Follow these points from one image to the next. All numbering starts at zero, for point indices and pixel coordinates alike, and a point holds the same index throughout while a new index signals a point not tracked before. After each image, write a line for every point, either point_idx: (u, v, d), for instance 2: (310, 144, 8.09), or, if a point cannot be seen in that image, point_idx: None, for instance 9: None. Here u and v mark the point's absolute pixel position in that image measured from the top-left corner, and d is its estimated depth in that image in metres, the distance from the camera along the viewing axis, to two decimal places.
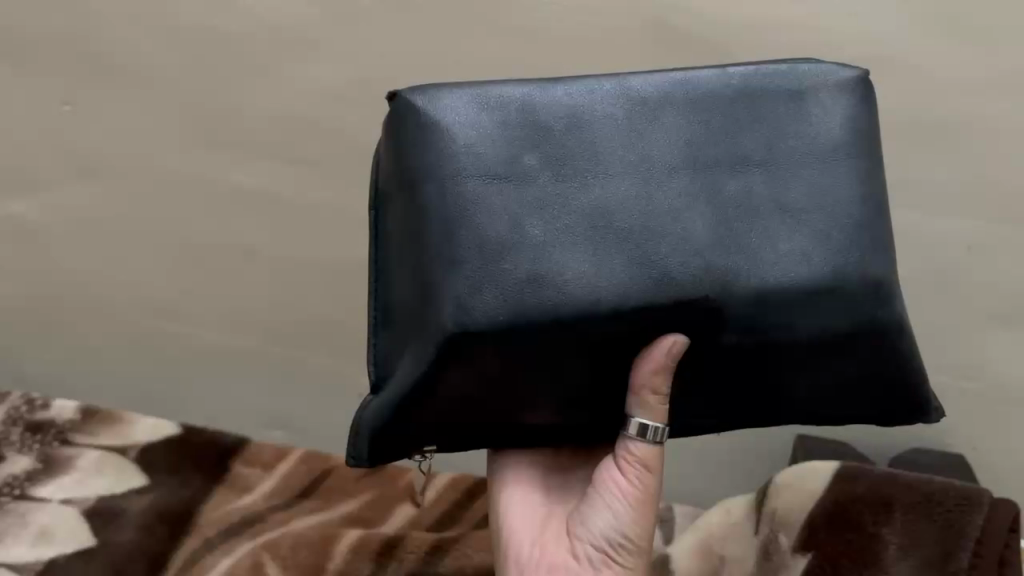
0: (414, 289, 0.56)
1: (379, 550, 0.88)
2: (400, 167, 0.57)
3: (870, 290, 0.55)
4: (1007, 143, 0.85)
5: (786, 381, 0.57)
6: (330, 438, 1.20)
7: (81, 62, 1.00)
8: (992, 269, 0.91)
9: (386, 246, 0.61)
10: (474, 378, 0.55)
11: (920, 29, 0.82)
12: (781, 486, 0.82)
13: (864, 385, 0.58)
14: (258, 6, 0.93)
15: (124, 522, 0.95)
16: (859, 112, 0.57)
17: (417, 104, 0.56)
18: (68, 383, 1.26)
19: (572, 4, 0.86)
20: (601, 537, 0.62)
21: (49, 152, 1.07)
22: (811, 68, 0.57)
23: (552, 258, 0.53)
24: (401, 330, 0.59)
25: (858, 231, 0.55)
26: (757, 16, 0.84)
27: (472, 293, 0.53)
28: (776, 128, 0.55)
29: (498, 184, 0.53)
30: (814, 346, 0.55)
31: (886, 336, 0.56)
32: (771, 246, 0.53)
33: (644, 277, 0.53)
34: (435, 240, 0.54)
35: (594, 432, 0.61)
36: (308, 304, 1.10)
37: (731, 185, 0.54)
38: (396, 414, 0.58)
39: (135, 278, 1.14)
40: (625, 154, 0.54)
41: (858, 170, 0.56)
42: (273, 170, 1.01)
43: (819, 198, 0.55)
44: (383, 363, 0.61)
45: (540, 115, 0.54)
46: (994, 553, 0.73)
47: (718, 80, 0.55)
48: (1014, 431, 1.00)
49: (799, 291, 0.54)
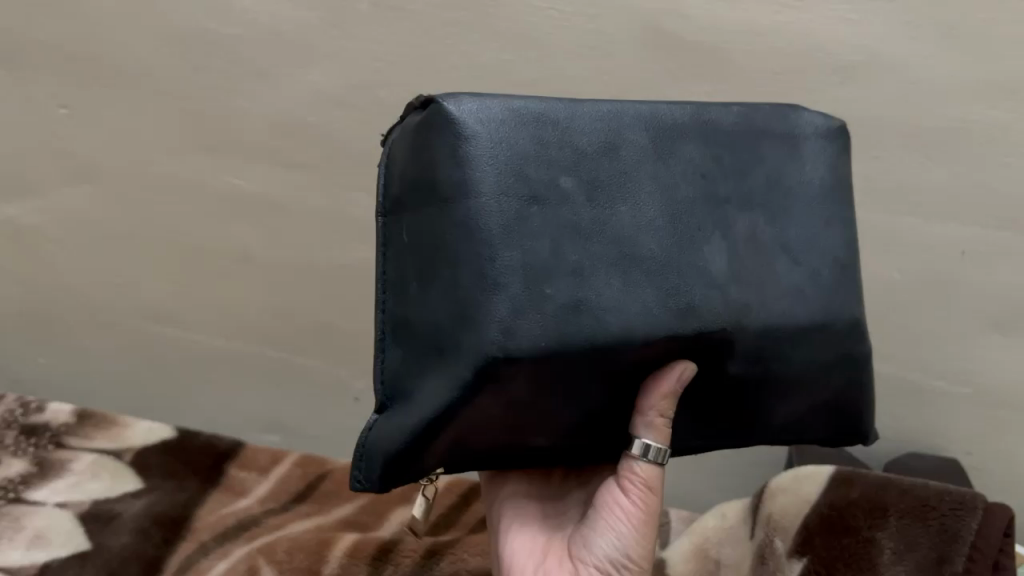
0: (445, 307, 0.50)
1: (374, 555, 0.87)
2: (432, 178, 0.51)
3: (846, 326, 0.58)
4: (1008, 150, 0.85)
5: (767, 406, 0.58)
6: (325, 442, 1.21)
7: (79, 65, 1.00)
8: (986, 277, 0.91)
9: (399, 262, 0.55)
10: (499, 403, 0.51)
11: (913, 35, 0.82)
12: (778, 491, 0.82)
13: (826, 408, 0.61)
14: (257, 11, 0.92)
15: (117, 526, 0.94)
16: (835, 161, 0.60)
17: (459, 113, 0.50)
18: (62, 386, 1.26)
19: (572, 7, 0.86)
20: (606, 560, 0.61)
21: (44, 158, 1.07)
22: (797, 117, 0.60)
23: (591, 284, 0.50)
24: (419, 351, 0.53)
25: (835, 270, 0.58)
26: (758, 23, 0.84)
27: (516, 318, 0.48)
28: (775, 170, 0.57)
29: (540, 207, 0.50)
30: (797, 378, 0.57)
31: (851, 368, 0.60)
32: (771, 283, 0.55)
33: (674, 308, 0.51)
34: (474, 256, 0.49)
35: (599, 454, 0.60)
36: (304, 309, 1.10)
37: (742, 221, 0.55)
38: (420, 439, 0.52)
39: (131, 282, 1.14)
40: (655, 184, 0.53)
41: (832, 215, 0.59)
42: (275, 174, 1.01)
43: (808, 241, 0.57)
44: (402, 381, 0.54)
45: (576, 137, 0.52)
46: (990, 557, 0.73)
47: (720, 120, 0.56)
48: (1009, 438, 1.00)
49: (796, 328, 0.56)
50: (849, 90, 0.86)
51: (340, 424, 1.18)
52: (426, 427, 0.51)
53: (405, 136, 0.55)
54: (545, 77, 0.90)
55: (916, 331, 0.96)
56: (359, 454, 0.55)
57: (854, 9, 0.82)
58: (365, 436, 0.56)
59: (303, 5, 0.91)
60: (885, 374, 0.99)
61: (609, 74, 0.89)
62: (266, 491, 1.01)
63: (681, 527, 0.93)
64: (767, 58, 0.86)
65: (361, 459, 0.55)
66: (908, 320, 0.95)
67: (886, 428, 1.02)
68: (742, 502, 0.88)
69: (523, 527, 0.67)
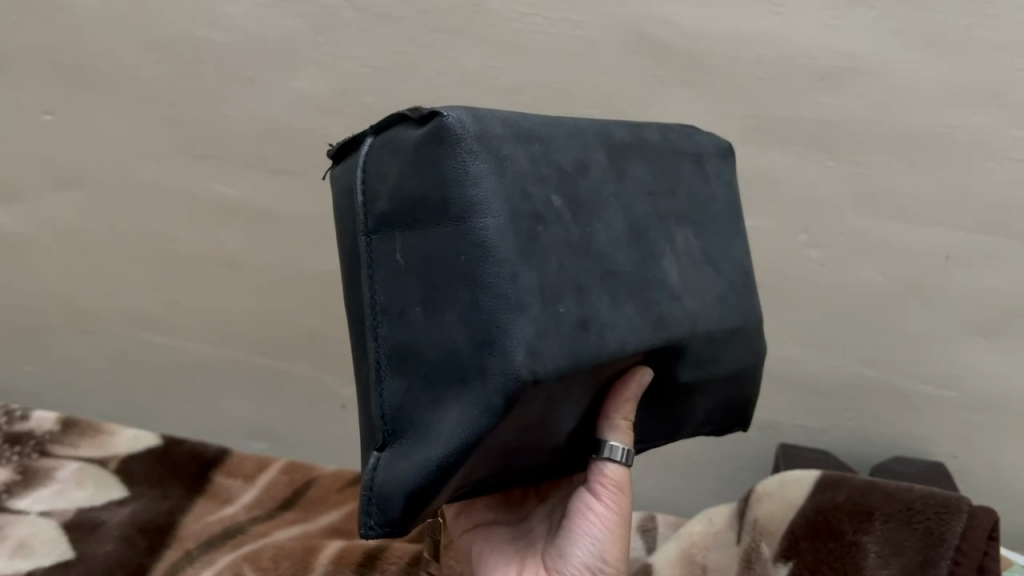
0: (462, 330, 0.46)
1: (361, 563, 0.87)
2: (440, 196, 0.46)
3: (756, 327, 0.62)
4: (987, 153, 0.86)
5: (690, 402, 0.60)
6: (312, 450, 1.19)
7: (65, 71, 1.00)
8: (969, 281, 0.92)
9: (397, 284, 0.49)
10: (511, 427, 0.47)
11: (896, 42, 0.83)
12: (765, 495, 0.83)
13: (731, 402, 0.64)
14: (244, 18, 0.93)
15: (101, 533, 0.93)
16: (728, 176, 0.64)
17: (467, 128, 0.46)
18: (47, 397, 1.24)
19: (554, 14, 0.87)
20: (584, 567, 0.60)
21: (29, 167, 1.07)
22: (698, 136, 0.63)
23: (590, 301, 0.48)
24: (430, 378, 0.47)
25: (743, 279, 0.61)
26: (741, 31, 0.85)
27: (541, 338, 0.45)
28: (694, 187, 0.59)
29: (544, 226, 0.47)
30: (720, 377, 0.60)
31: (756, 365, 0.63)
32: (707, 293, 0.57)
33: (651, 320, 0.51)
34: (496, 277, 0.45)
35: (567, 463, 0.59)
36: (288, 318, 1.10)
37: (681, 236, 0.56)
38: (445, 473, 0.46)
39: (116, 290, 1.14)
40: (621, 203, 0.52)
41: (734, 227, 0.62)
42: (262, 181, 1.01)
43: (722, 254, 0.60)
44: (410, 411, 0.48)
45: (558, 155, 0.50)
46: (975, 561, 0.73)
47: (650, 141, 0.57)
48: (996, 444, 0.99)
49: (728, 331, 0.58)
50: (833, 96, 0.86)
51: (324, 432, 1.17)
52: (451, 460, 0.45)
53: (396, 149, 0.49)
54: (530, 82, 0.90)
55: (900, 335, 0.96)
56: (369, 497, 0.48)
57: (837, 15, 0.83)
58: (372, 476, 0.49)
59: (289, 12, 0.92)
60: (872, 378, 0.99)
61: (594, 79, 0.89)
62: (251, 499, 1.01)
63: (668, 532, 0.94)
64: (751, 65, 0.86)
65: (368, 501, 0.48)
66: (891, 324, 0.96)
67: (873, 433, 1.02)
68: (728, 507, 0.88)
69: (496, 552, 0.66)
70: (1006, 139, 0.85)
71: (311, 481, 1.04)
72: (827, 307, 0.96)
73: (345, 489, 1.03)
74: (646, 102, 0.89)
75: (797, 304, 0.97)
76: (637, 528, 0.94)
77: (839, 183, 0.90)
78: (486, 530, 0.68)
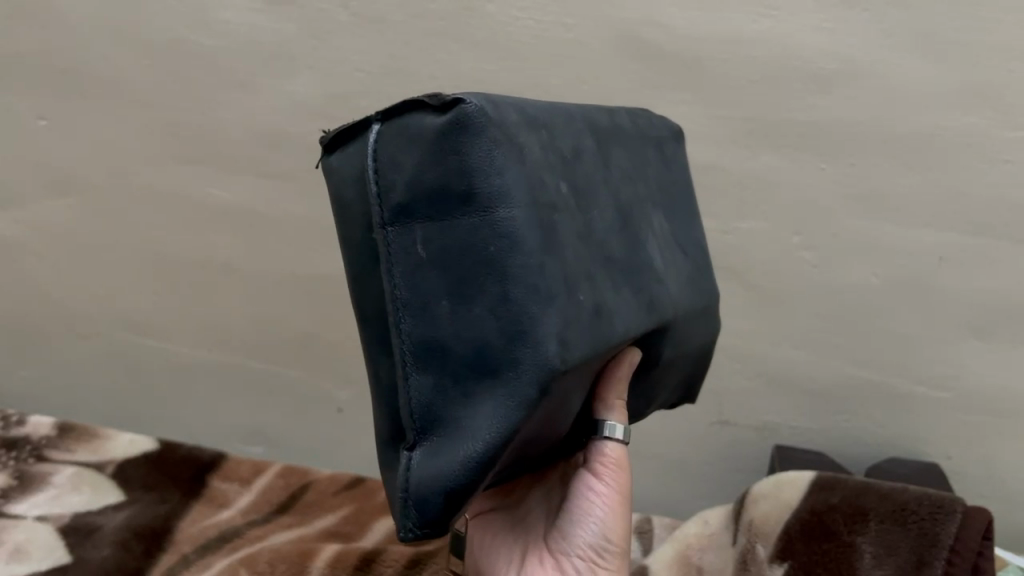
0: (494, 324, 0.44)
1: (362, 558, 0.88)
2: (464, 185, 0.44)
3: (716, 305, 0.63)
4: (978, 154, 0.86)
5: (665, 381, 0.61)
6: (306, 453, 1.18)
7: (61, 75, 1.01)
8: (961, 282, 0.92)
9: (417, 277, 0.46)
10: (536, 420, 0.46)
11: (886, 44, 0.84)
12: (760, 497, 0.83)
13: (691, 376, 0.65)
14: (239, 22, 0.94)
15: (97, 538, 0.93)
16: (678, 158, 0.65)
17: (489, 116, 0.44)
18: (38, 400, 1.23)
19: (545, 17, 0.88)
20: (589, 547, 0.60)
21: (24, 173, 1.07)
22: (654, 121, 0.63)
23: (598, 288, 0.48)
24: (458, 373, 0.45)
25: (703, 256, 0.63)
26: (731, 34, 0.86)
27: (567, 329, 0.45)
28: (660, 171, 0.60)
29: (558, 215, 0.46)
30: (688, 354, 0.61)
31: (715, 339, 0.65)
32: (682, 275, 0.58)
33: (645, 304, 0.52)
34: (525, 269, 0.43)
35: (567, 446, 0.59)
36: (282, 321, 1.09)
37: (657, 220, 0.57)
38: (484, 470, 0.44)
39: (109, 292, 1.13)
40: (609, 190, 0.52)
41: (689, 206, 0.64)
42: (256, 185, 1.01)
43: (686, 234, 0.61)
44: (438, 409, 0.45)
45: (560, 143, 0.49)
46: (970, 559, 0.73)
47: (622, 124, 0.58)
48: (991, 444, 0.99)
49: (700, 309, 0.59)
50: (827, 98, 0.87)
51: (316, 433, 1.16)
52: (489, 456, 0.44)
53: (413, 137, 0.45)
54: (523, 84, 0.90)
55: (895, 336, 0.96)
56: (406, 499, 0.45)
57: (826, 19, 0.84)
58: (405, 478, 0.46)
59: (283, 16, 0.93)
60: (868, 379, 0.99)
61: (588, 83, 0.89)
62: (247, 503, 1.01)
63: (664, 534, 0.94)
64: (743, 67, 0.87)
65: (400, 504, 0.46)
66: (885, 325, 0.96)
67: (869, 433, 1.01)
68: (723, 509, 0.88)
69: (495, 541, 0.66)
70: (996, 140, 0.85)
71: (306, 484, 1.04)
72: (821, 308, 0.96)
73: (340, 493, 1.03)
74: (639, 106, 0.90)
75: (793, 307, 0.96)
76: (633, 530, 0.94)
77: (834, 184, 0.90)
78: (482, 521, 0.67)
